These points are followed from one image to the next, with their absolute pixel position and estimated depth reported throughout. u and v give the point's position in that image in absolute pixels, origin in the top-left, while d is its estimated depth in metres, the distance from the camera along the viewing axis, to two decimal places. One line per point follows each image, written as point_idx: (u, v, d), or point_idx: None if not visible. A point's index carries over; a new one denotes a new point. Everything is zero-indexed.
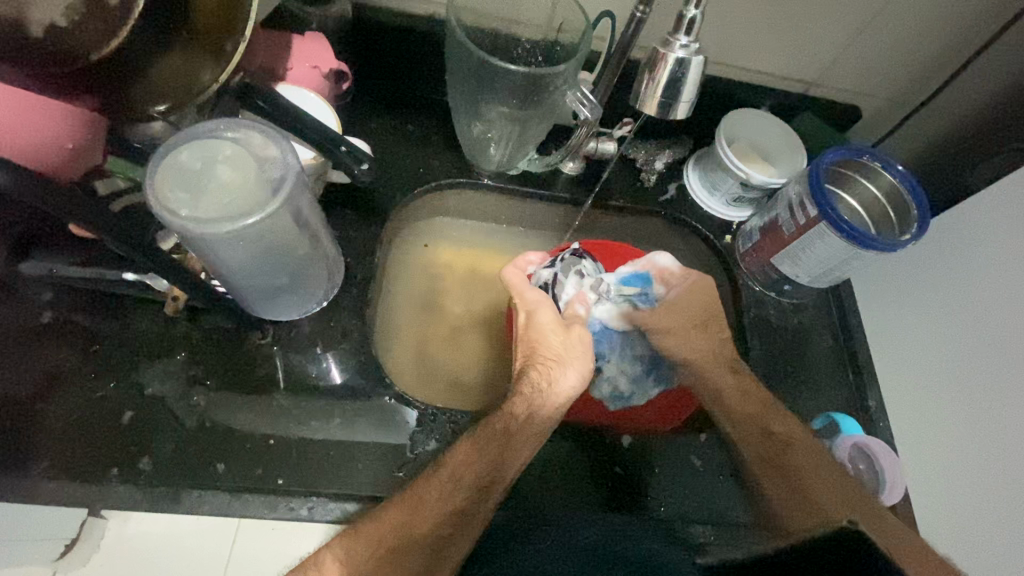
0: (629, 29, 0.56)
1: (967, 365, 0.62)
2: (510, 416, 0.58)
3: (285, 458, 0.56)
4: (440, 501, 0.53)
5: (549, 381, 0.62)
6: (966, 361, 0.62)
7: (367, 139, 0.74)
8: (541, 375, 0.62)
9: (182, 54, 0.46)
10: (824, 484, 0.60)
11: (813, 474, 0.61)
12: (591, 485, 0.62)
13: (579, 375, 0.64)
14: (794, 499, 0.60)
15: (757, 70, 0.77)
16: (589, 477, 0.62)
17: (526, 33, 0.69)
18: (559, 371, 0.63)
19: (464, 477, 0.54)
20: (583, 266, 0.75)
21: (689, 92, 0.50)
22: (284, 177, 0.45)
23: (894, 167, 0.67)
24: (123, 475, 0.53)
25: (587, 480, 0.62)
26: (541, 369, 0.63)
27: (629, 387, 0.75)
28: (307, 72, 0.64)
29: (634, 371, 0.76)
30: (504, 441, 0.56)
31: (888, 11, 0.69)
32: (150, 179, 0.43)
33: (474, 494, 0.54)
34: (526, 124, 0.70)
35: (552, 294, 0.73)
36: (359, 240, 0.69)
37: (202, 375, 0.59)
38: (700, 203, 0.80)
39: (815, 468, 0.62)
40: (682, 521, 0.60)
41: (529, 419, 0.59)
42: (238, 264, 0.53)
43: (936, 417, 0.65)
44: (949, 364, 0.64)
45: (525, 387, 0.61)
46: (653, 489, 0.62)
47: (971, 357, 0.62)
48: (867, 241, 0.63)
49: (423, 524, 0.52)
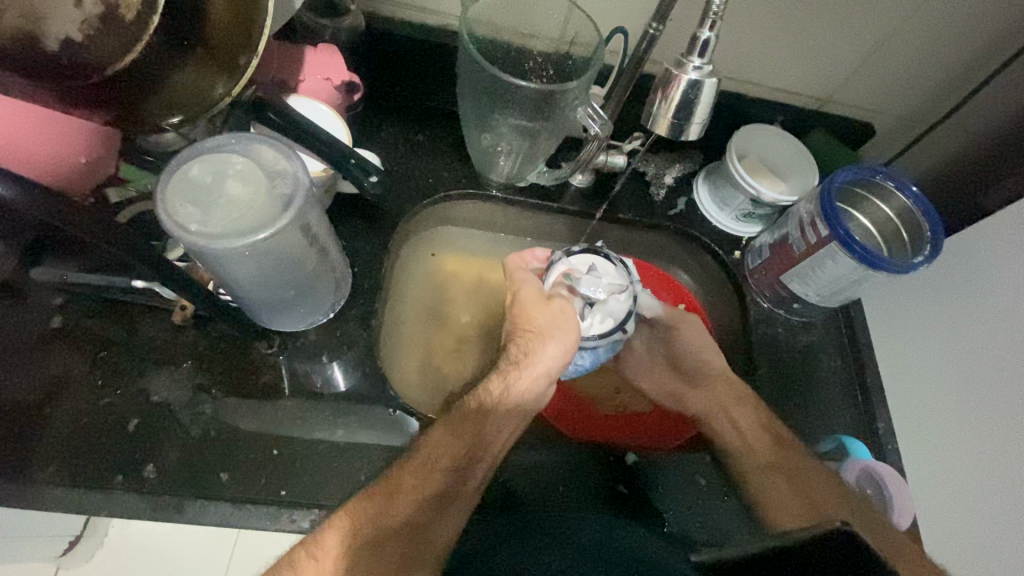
0: (641, 46, 0.57)
1: (980, 395, 0.61)
2: (482, 393, 0.59)
3: (288, 470, 0.56)
4: (412, 489, 0.54)
5: (535, 356, 0.59)
6: (982, 395, 0.61)
7: (377, 148, 0.74)
8: (549, 357, 0.60)
9: (195, 69, 0.46)
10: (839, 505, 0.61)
11: (780, 495, 0.65)
12: (593, 500, 0.62)
13: (557, 353, 0.60)
14: (793, 499, 0.64)
15: (769, 85, 0.76)
16: (593, 493, 0.62)
17: (539, 47, 0.69)
18: (550, 350, 0.60)
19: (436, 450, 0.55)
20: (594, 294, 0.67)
21: (701, 113, 0.50)
22: (293, 196, 0.45)
23: (908, 187, 0.66)
24: (127, 483, 0.54)
25: (588, 495, 0.62)
26: (529, 338, 0.61)
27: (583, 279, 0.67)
28: (319, 84, 0.63)
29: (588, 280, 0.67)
30: (475, 419, 0.57)
31: (903, 30, 0.68)
32: (159, 191, 0.42)
33: (447, 475, 0.55)
34: (538, 138, 0.70)
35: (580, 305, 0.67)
36: (366, 249, 0.69)
37: (208, 383, 0.59)
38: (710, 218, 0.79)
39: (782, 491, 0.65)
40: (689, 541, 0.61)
41: (504, 397, 0.58)
42: (247, 277, 0.53)
43: (947, 447, 0.64)
44: (960, 395, 0.63)
45: (504, 365, 0.60)
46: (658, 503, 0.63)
47: (988, 393, 0.60)
48: (877, 261, 0.62)
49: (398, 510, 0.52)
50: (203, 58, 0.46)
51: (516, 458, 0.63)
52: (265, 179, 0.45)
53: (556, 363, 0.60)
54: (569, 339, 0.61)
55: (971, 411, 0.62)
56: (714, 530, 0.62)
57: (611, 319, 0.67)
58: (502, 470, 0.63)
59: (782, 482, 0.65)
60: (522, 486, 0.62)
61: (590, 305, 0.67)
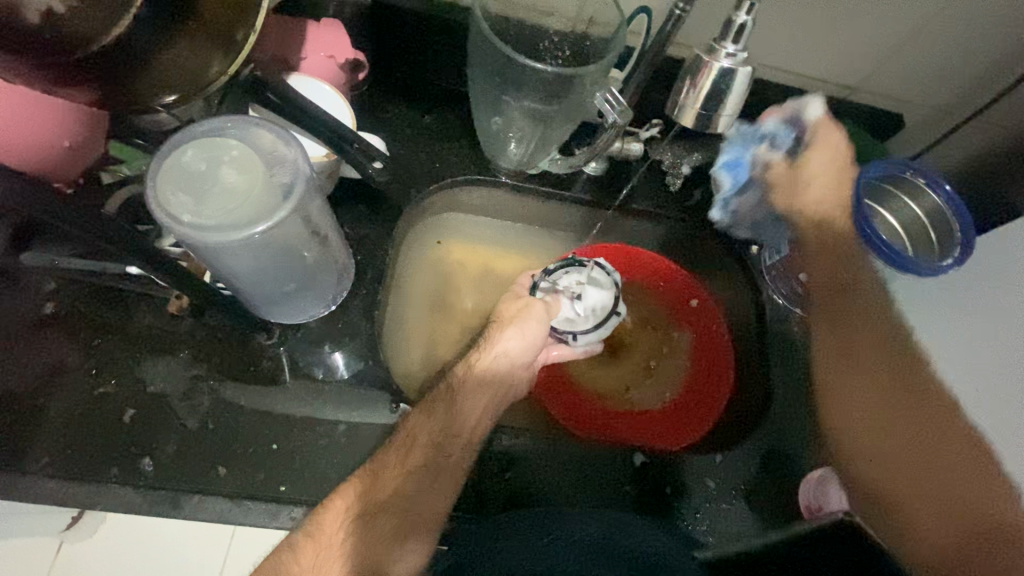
0: (666, 26, 0.54)
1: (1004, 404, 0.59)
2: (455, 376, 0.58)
3: (288, 465, 0.55)
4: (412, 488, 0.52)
5: (502, 348, 0.58)
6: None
7: (382, 130, 0.71)
8: (511, 341, 0.58)
9: (187, 46, 0.43)
10: (927, 416, 0.56)
11: (848, 397, 0.60)
12: (605, 494, 0.62)
13: (521, 344, 0.59)
14: (875, 397, 0.59)
15: (797, 73, 0.72)
16: (603, 489, 0.62)
17: (555, 25, 0.65)
18: (515, 337, 0.58)
19: (440, 448, 0.54)
20: (575, 287, 0.66)
21: (733, 107, 0.46)
22: (292, 185, 0.42)
23: (941, 185, 0.63)
24: (124, 476, 0.52)
25: (598, 489, 0.62)
26: (509, 330, 0.58)
27: (564, 281, 0.66)
28: (322, 62, 0.60)
29: (568, 279, 0.66)
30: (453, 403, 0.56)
31: (944, 15, 0.64)
32: (150, 179, 0.40)
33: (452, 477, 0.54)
34: (551, 125, 0.66)
35: (569, 300, 0.65)
36: (370, 237, 0.66)
37: (206, 374, 0.57)
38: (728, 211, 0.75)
39: (850, 394, 0.60)
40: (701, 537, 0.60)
41: (471, 375, 0.57)
42: (244, 269, 0.50)
43: None
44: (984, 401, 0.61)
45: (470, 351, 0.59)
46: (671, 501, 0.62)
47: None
48: (902, 262, 0.59)
49: (388, 484, 0.52)
50: (196, 34, 0.43)
51: (520, 456, 0.62)
52: (262, 167, 0.42)
53: (521, 357, 0.59)
54: (538, 331, 0.60)
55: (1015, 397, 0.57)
56: (721, 532, 0.61)
57: (600, 310, 0.67)
58: (504, 467, 0.61)
59: (862, 380, 0.60)
60: (524, 482, 0.61)
61: (578, 301, 0.66)
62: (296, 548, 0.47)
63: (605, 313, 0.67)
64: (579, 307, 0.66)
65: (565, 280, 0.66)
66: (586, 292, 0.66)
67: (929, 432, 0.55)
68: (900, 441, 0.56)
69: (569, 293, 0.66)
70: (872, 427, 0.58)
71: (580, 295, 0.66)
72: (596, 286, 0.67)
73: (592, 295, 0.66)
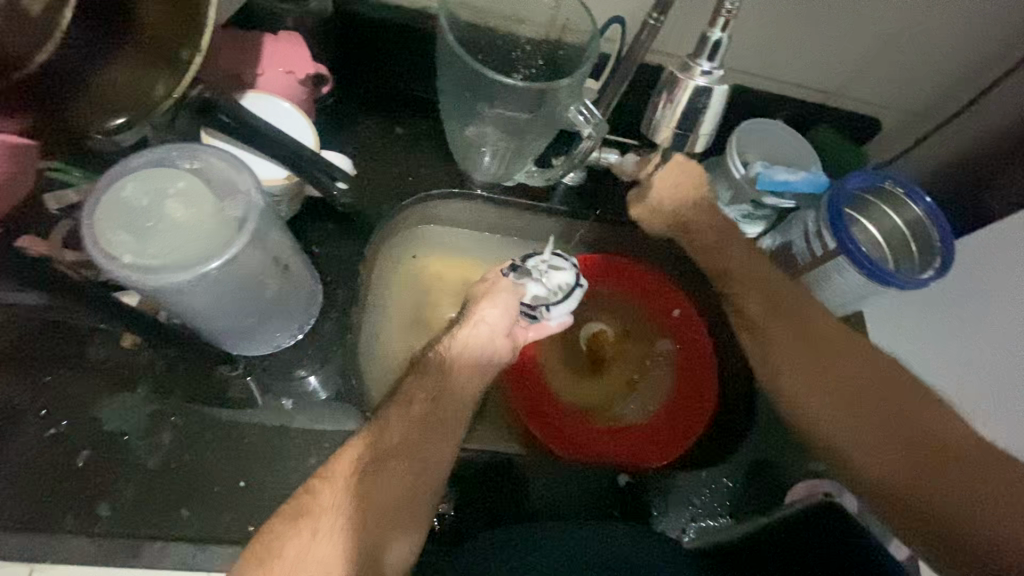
0: (641, 36, 0.52)
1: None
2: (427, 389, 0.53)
3: (257, 503, 0.52)
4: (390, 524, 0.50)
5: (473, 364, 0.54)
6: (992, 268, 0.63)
7: (350, 144, 0.68)
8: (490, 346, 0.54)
9: (130, 69, 0.40)
10: (880, 411, 0.56)
11: (798, 373, 0.60)
12: (591, 508, 0.61)
13: (480, 358, 0.54)
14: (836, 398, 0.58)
15: (775, 78, 0.70)
16: (588, 503, 0.61)
17: (528, 33, 0.63)
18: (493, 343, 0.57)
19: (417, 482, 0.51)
20: (537, 265, 0.56)
21: (708, 124, 0.47)
22: (246, 217, 0.41)
23: (919, 196, 0.63)
24: (79, 524, 0.49)
25: (582, 505, 0.61)
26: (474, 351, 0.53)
27: (528, 259, 0.56)
28: (280, 78, 0.57)
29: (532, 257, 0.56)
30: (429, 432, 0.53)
31: (922, 20, 0.63)
32: (87, 216, 0.38)
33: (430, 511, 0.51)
34: (525, 137, 0.64)
35: (528, 283, 0.55)
36: (339, 257, 0.64)
37: (165, 410, 0.54)
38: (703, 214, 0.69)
39: (799, 363, 0.60)
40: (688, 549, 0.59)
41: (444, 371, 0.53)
42: (199, 305, 0.48)
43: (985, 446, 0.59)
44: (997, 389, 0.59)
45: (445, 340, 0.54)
46: (659, 515, 0.61)
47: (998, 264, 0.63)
48: (886, 277, 0.59)
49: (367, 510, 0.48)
50: (138, 56, 0.40)
51: (502, 481, 0.60)
52: (213, 199, 0.41)
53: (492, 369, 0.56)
54: (499, 341, 0.54)
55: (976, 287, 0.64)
56: None
57: (565, 289, 0.56)
58: (484, 492, 0.59)
59: (802, 358, 0.60)
60: (502, 506, 0.59)
61: (541, 281, 0.55)
62: (274, 547, 0.42)
63: (568, 286, 0.56)
64: (540, 288, 0.55)
65: (527, 259, 0.56)
66: (550, 270, 0.56)
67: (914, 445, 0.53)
68: (879, 430, 0.55)
69: (530, 275, 0.56)
70: (859, 426, 0.56)
71: (544, 271, 0.56)
72: (562, 265, 0.56)
73: (557, 273, 0.56)
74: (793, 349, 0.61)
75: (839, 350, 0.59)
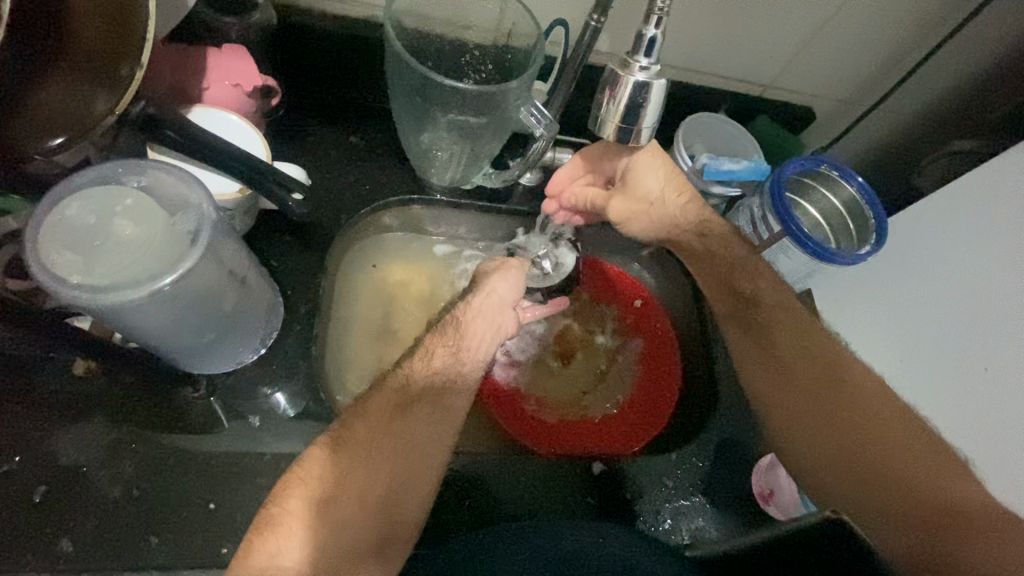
0: (584, 38, 0.54)
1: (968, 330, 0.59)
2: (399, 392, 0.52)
3: (228, 525, 0.50)
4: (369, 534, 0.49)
5: (463, 349, 0.53)
6: (976, 283, 0.59)
7: (304, 155, 0.68)
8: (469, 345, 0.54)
9: (65, 86, 0.39)
10: (875, 443, 0.52)
11: (783, 397, 0.58)
12: (569, 500, 0.61)
13: (491, 329, 0.55)
14: (831, 428, 0.55)
15: (713, 73, 0.74)
16: (564, 496, 0.61)
17: (474, 38, 0.64)
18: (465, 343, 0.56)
19: None
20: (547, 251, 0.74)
21: (650, 118, 0.49)
22: (198, 232, 0.41)
23: (852, 177, 0.67)
24: (39, 564, 0.46)
25: (562, 504, 0.61)
26: (448, 345, 0.52)
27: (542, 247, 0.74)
28: (228, 91, 0.56)
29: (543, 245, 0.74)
30: None
31: (843, 13, 0.67)
32: (30, 239, 0.37)
33: None
34: (479, 139, 0.65)
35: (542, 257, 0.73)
36: (299, 269, 0.63)
37: (126, 437, 0.52)
38: (685, 191, 0.63)
39: (787, 387, 0.58)
40: (668, 531, 0.60)
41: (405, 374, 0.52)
42: (154, 324, 0.47)
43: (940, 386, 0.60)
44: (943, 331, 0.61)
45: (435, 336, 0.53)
46: (637, 501, 0.62)
47: (983, 280, 0.58)
48: (830, 255, 0.63)
49: None
50: (74, 73, 0.39)
51: (481, 480, 0.60)
52: (163, 215, 0.41)
53: (474, 357, 0.54)
54: (508, 312, 0.57)
55: (965, 304, 0.60)
56: (687, 528, 0.60)
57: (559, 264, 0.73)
58: (461, 493, 0.59)
59: (793, 387, 0.57)
60: (481, 507, 0.59)
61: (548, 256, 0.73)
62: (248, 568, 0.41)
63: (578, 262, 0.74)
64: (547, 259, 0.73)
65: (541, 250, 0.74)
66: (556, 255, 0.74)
67: (912, 486, 0.49)
68: (883, 489, 0.51)
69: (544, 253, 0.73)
70: (852, 461, 0.53)
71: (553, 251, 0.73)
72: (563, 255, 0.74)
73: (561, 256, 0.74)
74: (781, 377, 0.58)
75: (831, 378, 0.56)
